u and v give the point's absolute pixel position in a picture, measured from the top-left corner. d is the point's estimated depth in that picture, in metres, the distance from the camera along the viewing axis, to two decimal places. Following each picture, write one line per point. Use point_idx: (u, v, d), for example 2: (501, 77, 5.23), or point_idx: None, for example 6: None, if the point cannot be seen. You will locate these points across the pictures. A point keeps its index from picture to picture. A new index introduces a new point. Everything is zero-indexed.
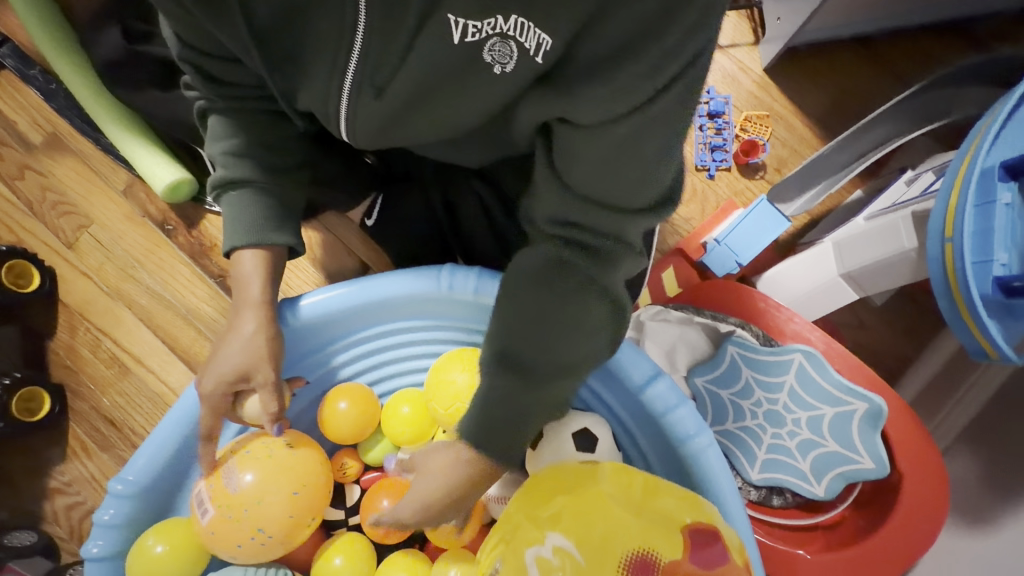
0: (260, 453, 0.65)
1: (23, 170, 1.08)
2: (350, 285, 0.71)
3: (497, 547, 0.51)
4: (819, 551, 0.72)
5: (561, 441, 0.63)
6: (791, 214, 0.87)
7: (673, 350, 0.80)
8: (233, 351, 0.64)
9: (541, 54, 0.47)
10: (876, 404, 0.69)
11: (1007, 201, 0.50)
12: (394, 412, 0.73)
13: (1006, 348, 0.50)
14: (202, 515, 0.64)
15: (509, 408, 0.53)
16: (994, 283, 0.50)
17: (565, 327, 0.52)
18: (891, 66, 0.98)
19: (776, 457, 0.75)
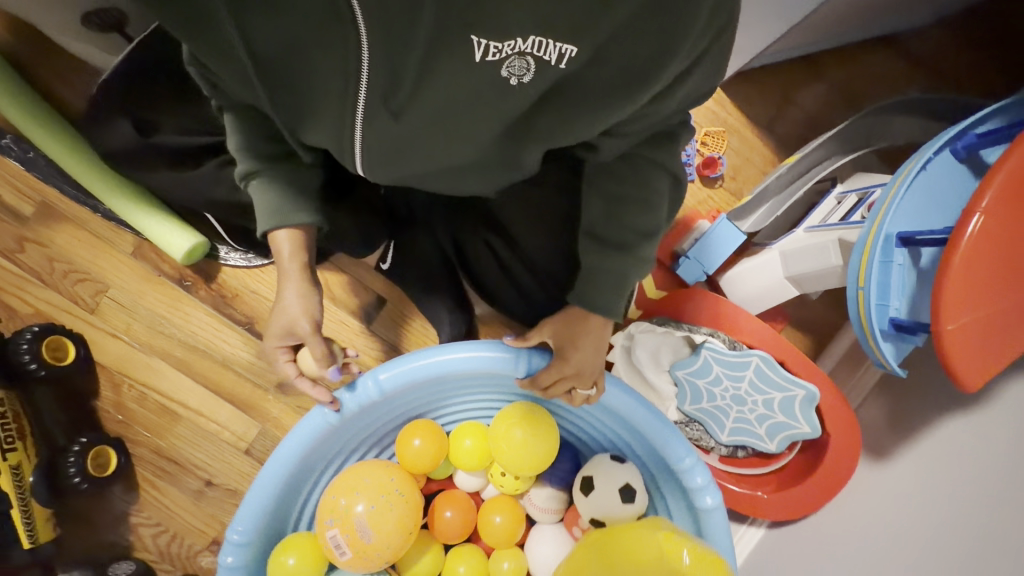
0: (382, 509, 0.77)
1: (23, 243, 1.10)
2: (423, 360, 0.85)
3: None
4: (774, 491, 0.98)
5: (610, 492, 0.80)
6: (747, 229, 1.03)
7: (660, 351, 0.99)
8: (282, 314, 0.77)
9: (562, 62, 0.59)
10: (813, 392, 0.92)
11: (900, 261, 0.69)
12: (459, 446, 0.88)
13: (894, 364, 0.70)
14: (341, 554, 0.77)
15: (610, 277, 0.74)
16: (891, 322, 0.69)
17: (629, 204, 0.74)
18: (825, 77, 1.13)
19: (741, 425, 0.99)
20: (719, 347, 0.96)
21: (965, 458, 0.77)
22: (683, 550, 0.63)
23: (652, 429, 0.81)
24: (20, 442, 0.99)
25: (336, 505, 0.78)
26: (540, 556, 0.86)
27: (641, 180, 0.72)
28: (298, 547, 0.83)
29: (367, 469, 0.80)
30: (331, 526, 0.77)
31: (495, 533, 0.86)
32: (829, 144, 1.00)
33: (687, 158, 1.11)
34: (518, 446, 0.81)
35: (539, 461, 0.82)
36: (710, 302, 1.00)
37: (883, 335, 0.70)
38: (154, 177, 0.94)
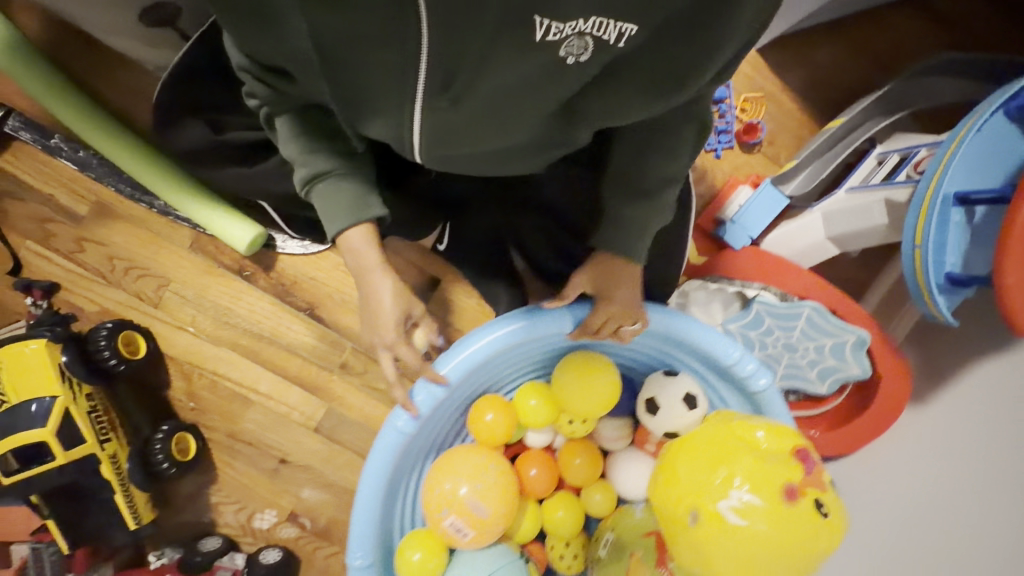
0: (484, 484, 0.84)
1: (81, 243, 1.11)
2: (471, 347, 0.88)
3: (683, 502, 0.65)
4: (826, 430, 1.06)
5: (676, 407, 0.84)
6: (791, 192, 1.08)
7: (710, 304, 1.06)
8: (391, 302, 0.79)
9: (620, 41, 0.56)
10: (865, 336, 0.97)
11: (955, 219, 0.75)
12: (526, 407, 0.92)
13: (949, 316, 0.75)
14: (463, 535, 0.84)
15: (628, 227, 0.74)
16: (947, 277, 0.75)
17: (653, 152, 0.71)
18: (859, 41, 1.16)
19: (793, 372, 1.06)
20: (771, 301, 1.02)
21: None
22: (757, 430, 0.67)
23: (692, 334, 0.87)
24: (113, 433, 1.03)
25: (441, 492, 0.84)
26: (624, 486, 0.92)
27: (671, 133, 0.69)
28: (417, 544, 0.89)
29: (458, 455, 0.87)
30: (444, 513, 0.84)
31: (578, 472, 0.93)
32: (869, 108, 1.04)
33: (727, 126, 1.14)
34: (583, 390, 0.86)
35: (605, 401, 0.87)
36: (761, 260, 1.05)
37: (939, 289, 0.75)
38: (220, 172, 0.96)
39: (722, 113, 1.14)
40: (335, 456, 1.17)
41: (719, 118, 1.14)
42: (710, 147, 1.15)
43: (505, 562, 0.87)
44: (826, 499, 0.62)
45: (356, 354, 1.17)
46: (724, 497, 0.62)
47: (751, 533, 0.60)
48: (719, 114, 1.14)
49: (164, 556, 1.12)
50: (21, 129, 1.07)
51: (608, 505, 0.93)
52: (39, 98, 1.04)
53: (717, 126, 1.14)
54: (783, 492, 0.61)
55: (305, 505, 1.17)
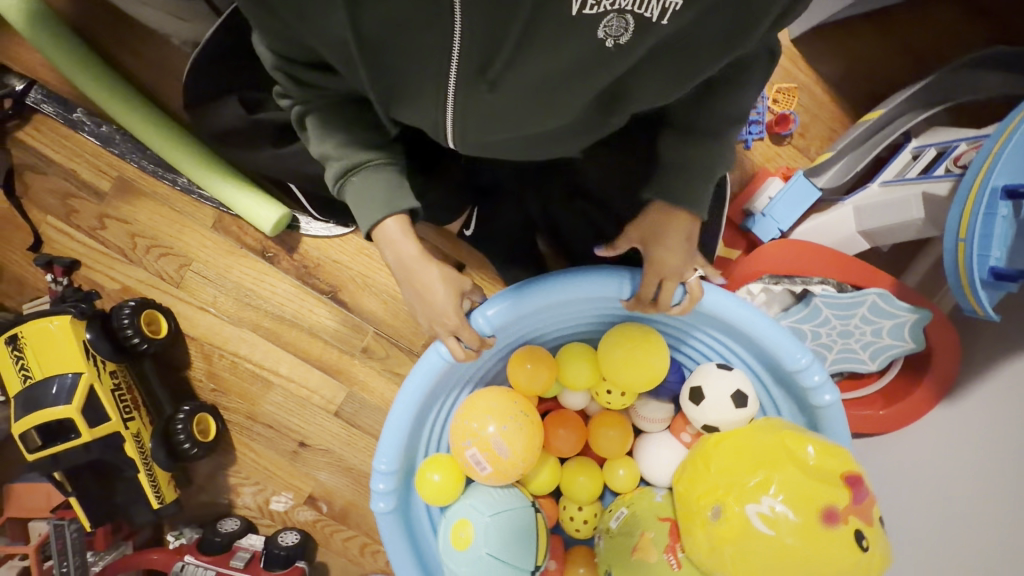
0: (513, 430, 0.82)
1: (103, 220, 1.10)
2: (527, 292, 0.85)
3: (714, 496, 0.69)
4: (885, 406, 1.04)
5: (722, 403, 0.81)
6: (822, 185, 1.07)
7: (771, 306, 1.03)
8: (439, 283, 0.75)
9: (664, 18, 0.55)
10: (925, 315, 0.94)
11: (1003, 213, 0.73)
12: (569, 366, 0.89)
13: (989, 310, 0.75)
14: (481, 468, 0.83)
15: (700, 165, 0.71)
16: (990, 271, 0.74)
17: (720, 92, 0.68)
18: (900, 33, 1.13)
19: (846, 356, 1.03)
20: (830, 291, 1.00)
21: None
22: (805, 445, 0.68)
23: (760, 330, 0.84)
24: (136, 411, 1.02)
25: (469, 428, 0.83)
26: (650, 464, 0.89)
27: (739, 75, 0.67)
28: (438, 467, 0.88)
29: (493, 394, 0.85)
30: (469, 446, 0.83)
31: (609, 445, 0.91)
32: (910, 100, 1.03)
33: (758, 116, 1.13)
34: (633, 360, 0.83)
35: (651, 376, 0.84)
36: (811, 253, 1.03)
37: (981, 284, 0.74)
38: (256, 155, 0.97)
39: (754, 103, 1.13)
40: (355, 440, 1.16)
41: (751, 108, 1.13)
42: (740, 138, 1.14)
43: (521, 504, 0.86)
44: (867, 530, 0.63)
45: (378, 339, 1.16)
46: (754, 502, 0.64)
47: (778, 545, 0.62)
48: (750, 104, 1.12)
49: (184, 535, 1.14)
50: (43, 101, 1.05)
51: (630, 482, 0.91)
52: (63, 71, 1.02)
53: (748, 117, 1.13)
54: (820, 513, 0.62)
55: (323, 489, 1.17)
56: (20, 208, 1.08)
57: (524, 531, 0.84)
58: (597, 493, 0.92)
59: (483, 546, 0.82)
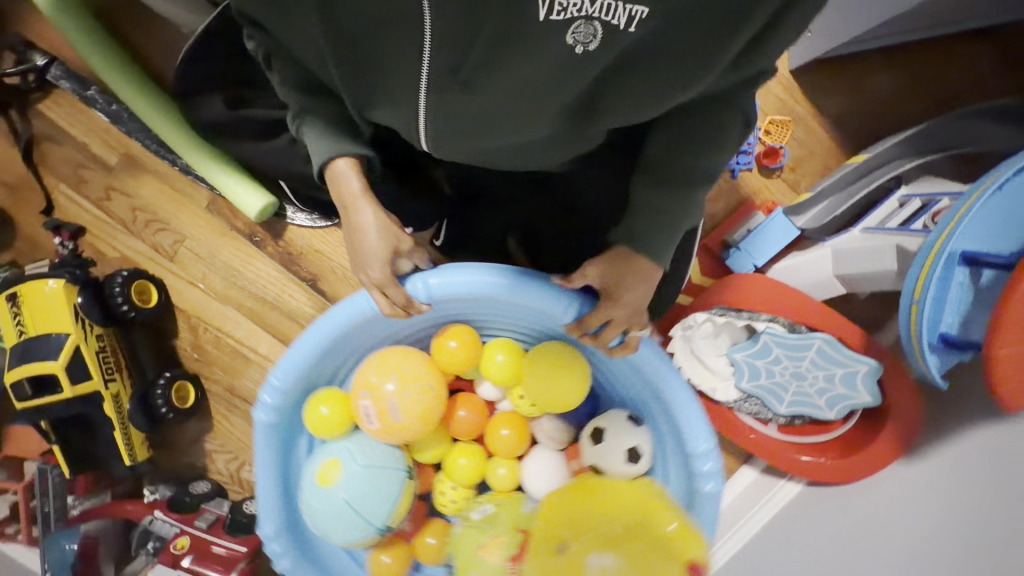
0: (409, 399, 0.84)
1: (109, 192, 1.18)
2: (470, 277, 0.84)
3: (563, 530, 0.64)
4: (837, 457, 1.04)
5: (613, 452, 0.86)
6: (802, 224, 1.05)
7: (718, 337, 1.05)
8: (372, 234, 0.75)
9: (631, 26, 0.53)
10: (877, 367, 0.98)
11: (958, 280, 0.71)
12: (491, 358, 0.90)
13: (937, 376, 0.73)
14: (369, 422, 0.86)
15: (657, 206, 0.69)
16: (939, 337, 0.72)
17: (697, 144, 0.67)
18: (913, 71, 1.08)
19: (800, 398, 1.04)
20: (779, 332, 1.02)
21: (998, 461, 0.81)
22: (670, 522, 0.65)
23: (677, 403, 0.84)
24: (117, 374, 1.10)
25: (370, 381, 0.85)
26: (533, 473, 0.91)
27: (718, 120, 0.65)
28: (334, 403, 0.89)
29: (406, 357, 0.87)
30: (366, 397, 0.85)
31: (502, 442, 0.92)
32: (899, 147, 1.00)
33: (747, 147, 1.10)
34: (552, 381, 0.85)
35: (562, 399, 0.87)
36: (771, 291, 1.04)
37: (929, 348, 0.72)
38: (244, 145, 1.01)
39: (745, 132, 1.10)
40: None
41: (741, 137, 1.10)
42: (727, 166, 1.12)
43: (396, 467, 0.87)
44: None
45: None
46: (597, 554, 0.60)
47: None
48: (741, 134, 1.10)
49: (159, 492, 1.20)
50: (62, 78, 1.11)
51: (508, 482, 0.92)
52: (79, 50, 1.08)
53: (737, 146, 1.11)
54: None
55: None
56: (36, 173, 1.16)
57: (386, 492, 0.85)
58: (471, 481, 0.93)
59: (341, 491, 0.83)
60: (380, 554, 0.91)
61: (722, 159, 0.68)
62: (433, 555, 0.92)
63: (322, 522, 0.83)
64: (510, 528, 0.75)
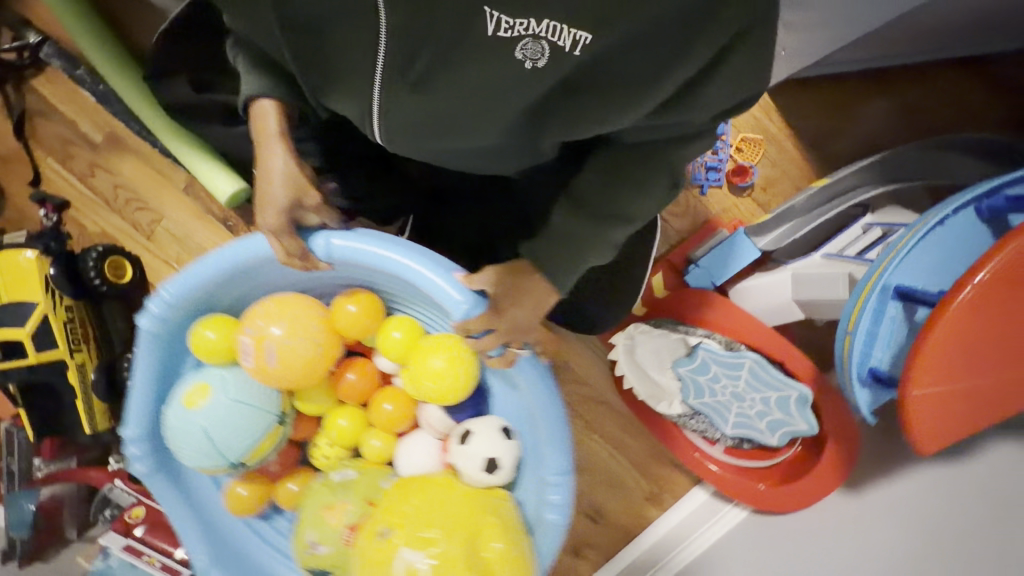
0: (290, 346, 0.79)
1: (94, 169, 1.22)
2: (372, 247, 0.80)
3: (390, 521, 0.75)
4: (774, 485, 1.06)
5: (468, 457, 0.81)
6: (763, 245, 1.03)
7: (661, 352, 1.05)
8: (277, 180, 0.74)
9: (576, 50, 0.53)
10: (807, 393, 0.96)
11: (891, 313, 0.69)
12: (388, 335, 0.85)
13: (865, 411, 0.71)
14: (245, 359, 0.79)
15: (572, 238, 0.68)
16: (869, 370, 0.70)
17: (625, 184, 0.65)
18: (889, 97, 1.08)
19: (743, 421, 1.04)
20: (715, 349, 1.01)
21: (949, 510, 0.79)
22: (496, 543, 0.74)
23: (544, 428, 0.82)
24: (85, 345, 1.14)
25: (256, 320, 0.79)
26: (405, 453, 0.88)
27: (642, 170, 0.65)
28: (222, 328, 0.83)
29: (300, 304, 0.81)
30: (248, 334, 0.79)
31: (383, 418, 0.87)
32: (863, 172, 0.98)
33: (717, 163, 1.09)
34: (433, 374, 0.80)
35: (443, 394, 0.81)
36: (715, 308, 1.04)
37: (859, 381, 0.71)
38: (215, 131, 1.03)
39: (716, 149, 1.09)
40: None
41: (712, 153, 1.09)
42: (696, 182, 1.10)
43: (268, 409, 0.81)
44: None
45: None
46: (412, 553, 0.71)
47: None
48: (711, 150, 1.08)
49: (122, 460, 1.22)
50: (54, 56, 1.16)
51: (379, 457, 0.89)
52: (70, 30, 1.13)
53: (707, 162, 1.09)
54: None
55: None
56: (26, 146, 1.20)
57: (251, 432, 0.79)
58: (346, 445, 0.89)
59: (200, 420, 0.77)
60: (239, 486, 0.88)
61: (649, 211, 0.67)
62: (292, 500, 0.91)
63: (175, 442, 0.79)
64: (358, 504, 0.82)
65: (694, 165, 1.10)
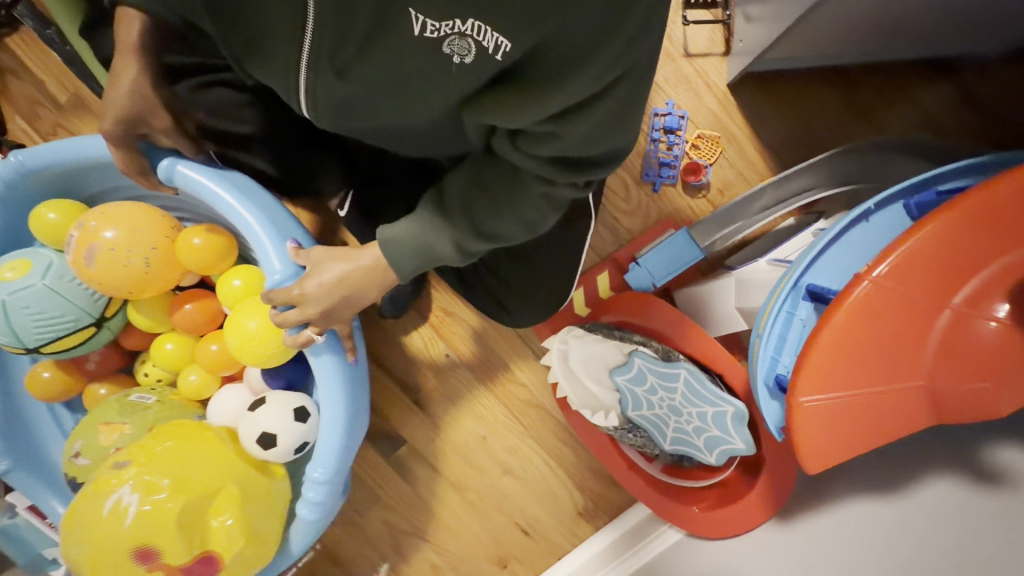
0: (119, 256, 0.80)
1: (57, 128, 1.24)
2: (218, 195, 0.87)
3: (136, 455, 0.81)
4: (708, 508, 0.98)
5: (251, 429, 0.86)
6: (706, 245, 0.98)
7: (596, 360, 0.98)
8: (120, 100, 0.75)
9: (499, 55, 0.47)
10: (743, 409, 0.86)
11: (802, 317, 0.62)
12: (227, 282, 0.88)
13: (773, 427, 0.64)
14: (68, 249, 0.81)
15: (426, 237, 0.68)
16: (776, 379, 0.63)
17: (497, 200, 0.65)
18: (861, 98, 1.01)
19: (681, 437, 0.96)
20: (651, 357, 0.94)
21: (866, 551, 0.70)
22: (228, 517, 0.80)
23: (327, 432, 0.87)
24: None
25: (90, 221, 0.81)
26: (219, 403, 0.91)
27: (514, 187, 0.63)
28: (65, 213, 0.85)
29: (142, 218, 0.83)
30: (77, 229, 0.81)
31: (206, 359, 0.91)
32: (814, 173, 0.93)
33: (671, 160, 1.03)
34: (246, 335, 0.83)
35: (247, 356, 0.84)
36: (650, 310, 0.98)
37: (767, 391, 0.63)
38: None
39: (671, 144, 1.03)
40: None
41: (667, 149, 1.03)
42: (648, 179, 1.04)
43: (81, 307, 0.84)
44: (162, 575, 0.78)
45: None
46: (130, 493, 0.77)
47: (108, 528, 0.77)
48: (666, 145, 1.02)
49: None
50: (26, 16, 1.13)
51: (194, 391, 0.94)
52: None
53: (661, 158, 1.03)
54: (137, 547, 0.76)
55: None
56: None
57: (53, 321, 0.82)
58: (167, 368, 0.95)
59: (5, 292, 0.80)
60: (40, 368, 0.92)
61: (514, 232, 0.67)
62: (94, 403, 0.95)
63: None
64: (135, 429, 0.87)
65: (648, 160, 1.03)
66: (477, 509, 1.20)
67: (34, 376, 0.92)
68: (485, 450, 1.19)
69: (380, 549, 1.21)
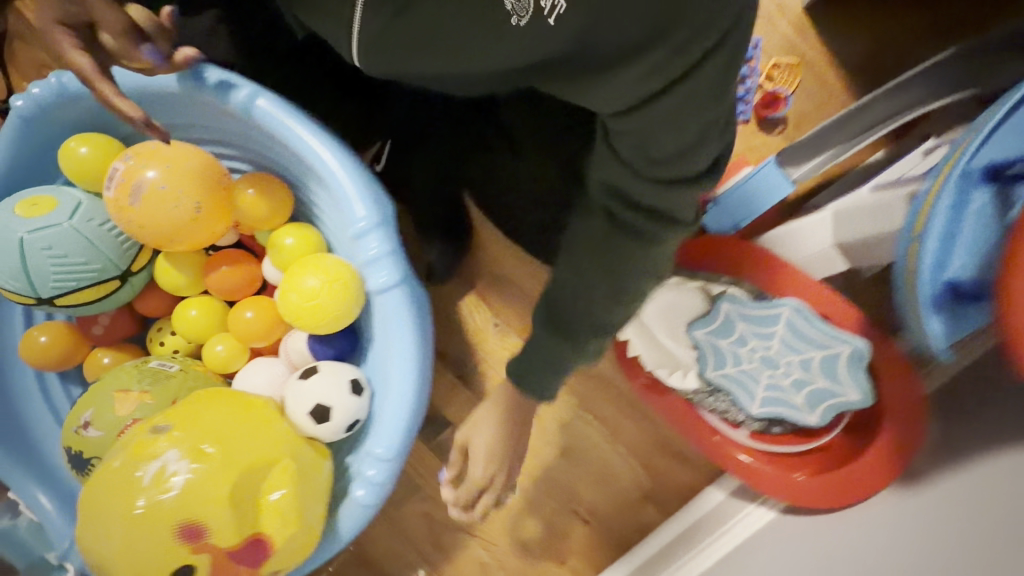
0: (168, 196, 0.70)
1: None
2: (289, 127, 0.75)
3: (170, 417, 0.69)
4: (813, 475, 0.86)
5: (299, 397, 0.75)
6: (796, 178, 0.87)
7: (673, 311, 0.88)
8: None
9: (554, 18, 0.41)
10: (863, 348, 0.78)
11: (975, 208, 0.58)
12: (280, 240, 0.79)
13: (943, 343, 0.59)
14: (110, 186, 0.71)
15: (546, 355, 0.59)
16: (946, 285, 0.58)
17: (610, 293, 0.55)
18: (947, 16, 0.92)
19: (774, 395, 0.85)
20: (742, 300, 0.85)
21: None
22: (276, 490, 0.68)
23: (394, 398, 0.76)
24: None
25: (137, 154, 0.71)
26: (249, 376, 0.80)
27: (623, 260, 0.53)
28: (99, 148, 0.76)
29: (193, 155, 0.73)
30: (122, 162, 0.71)
31: (242, 327, 0.80)
32: (914, 86, 0.82)
33: (744, 94, 0.91)
34: (306, 294, 0.73)
35: (307, 316, 0.74)
36: (737, 253, 0.87)
37: (935, 306, 0.59)
38: None
39: (744, 77, 0.92)
40: None
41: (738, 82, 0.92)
42: None
43: (108, 258, 0.74)
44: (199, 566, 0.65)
45: None
46: (166, 460, 0.65)
47: (135, 503, 0.64)
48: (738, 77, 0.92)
49: None
50: None
51: (214, 362, 0.82)
52: None
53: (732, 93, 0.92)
54: (176, 529, 0.63)
55: None
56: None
57: (73, 269, 0.72)
58: (190, 337, 0.83)
59: (25, 230, 0.70)
60: (39, 332, 0.83)
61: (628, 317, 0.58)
62: (97, 372, 0.84)
63: None
64: (157, 399, 0.76)
65: None
66: (530, 498, 1.08)
67: (31, 341, 0.83)
68: (537, 430, 1.07)
69: (422, 547, 1.08)
